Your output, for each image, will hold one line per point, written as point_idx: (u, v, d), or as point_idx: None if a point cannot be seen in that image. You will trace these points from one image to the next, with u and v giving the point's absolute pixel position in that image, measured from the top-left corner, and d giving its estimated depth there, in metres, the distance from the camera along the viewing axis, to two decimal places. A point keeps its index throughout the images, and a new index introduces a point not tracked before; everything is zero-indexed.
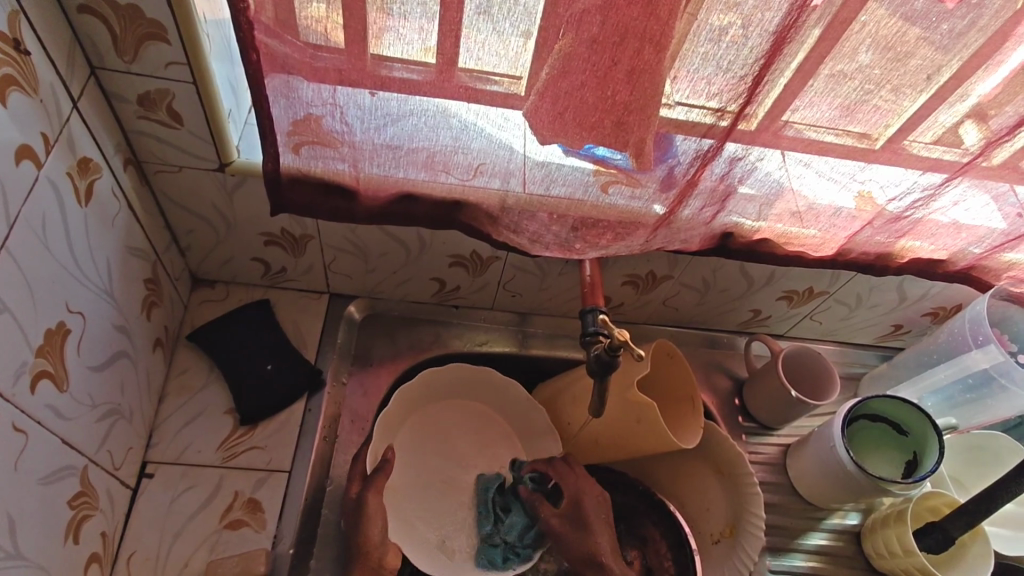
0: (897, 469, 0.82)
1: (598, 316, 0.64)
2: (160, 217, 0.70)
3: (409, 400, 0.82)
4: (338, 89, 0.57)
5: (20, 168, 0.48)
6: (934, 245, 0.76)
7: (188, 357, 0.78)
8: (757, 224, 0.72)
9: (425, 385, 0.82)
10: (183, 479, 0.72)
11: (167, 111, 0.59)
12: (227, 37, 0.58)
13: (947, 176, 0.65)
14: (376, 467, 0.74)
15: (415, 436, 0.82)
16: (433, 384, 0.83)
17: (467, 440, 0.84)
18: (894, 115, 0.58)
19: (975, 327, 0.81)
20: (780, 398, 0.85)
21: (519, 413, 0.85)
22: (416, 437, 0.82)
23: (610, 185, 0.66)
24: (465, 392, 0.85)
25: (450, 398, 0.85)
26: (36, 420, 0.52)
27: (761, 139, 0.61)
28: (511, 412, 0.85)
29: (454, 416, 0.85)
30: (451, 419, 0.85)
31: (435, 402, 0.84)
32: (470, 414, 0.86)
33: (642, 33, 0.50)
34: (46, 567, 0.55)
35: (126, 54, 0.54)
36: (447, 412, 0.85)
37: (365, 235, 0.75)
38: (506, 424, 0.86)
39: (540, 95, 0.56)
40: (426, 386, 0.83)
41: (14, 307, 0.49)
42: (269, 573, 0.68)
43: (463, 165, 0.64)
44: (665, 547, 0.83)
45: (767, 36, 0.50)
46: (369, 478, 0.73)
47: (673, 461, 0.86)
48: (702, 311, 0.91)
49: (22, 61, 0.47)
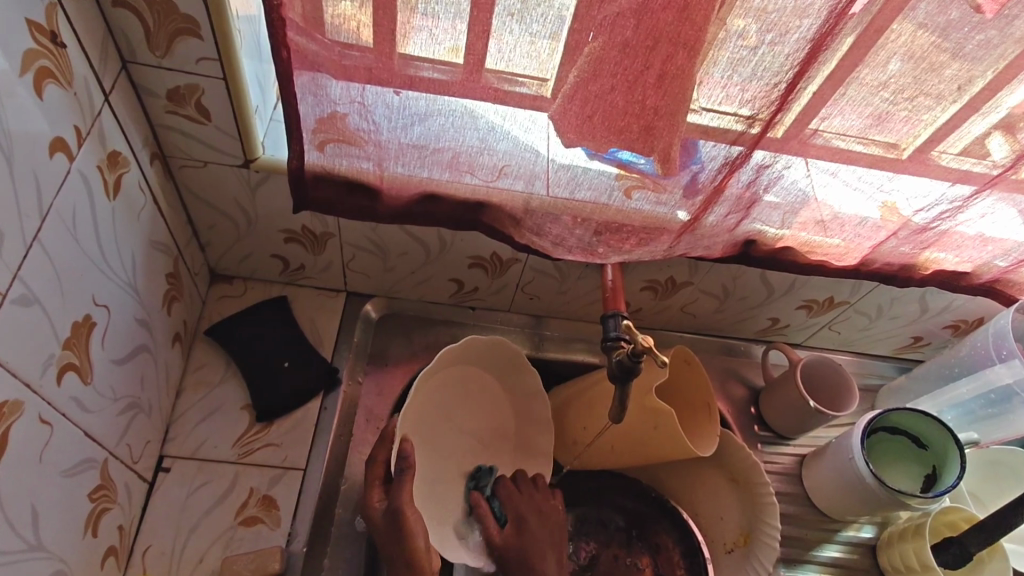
0: (917, 483, 0.82)
1: (620, 322, 0.64)
2: (182, 212, 0.71)
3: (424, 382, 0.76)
4: (366, 87, 0.57)
5: (54, 160, 0.48)
6: (959, 257, 0.75)
7: (206, 352, 0.78)
8: (781, 232, 0.72)
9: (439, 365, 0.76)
10: (199, 474, 0.72)
11: (196, 105, 0.59)
12: (257, 33, 0.58)
13: (976, 188, 0.64)
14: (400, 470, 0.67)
15: (420, 416, 0.77)
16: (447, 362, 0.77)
17: (464, 404, 0.81)
18: (923, 125, 0.57)
19: (999, 341, 0.80)
20: (797, 408, 0.84)
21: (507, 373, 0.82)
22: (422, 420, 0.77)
23: (634, 190, 0.65)
24: (449, 368, 0.79)
25: (454, 365, 0.80)
26: (61, 413, 0.52)
27: (790, 147, 0.60)
28: (502, 367, 0.82)
29: (446, 385, 0.80)
30: (444, 391, 0.80)
31: (435, 378, 0.79)
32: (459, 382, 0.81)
33: (675, 37, 0.50)
34: (66, 561, 0.55)
35: (157, 49, 0.54)
36: (443, 381, 0.80)
37: (386, 234, 0.75)
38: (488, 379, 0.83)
39: (568, 98, 0.56)
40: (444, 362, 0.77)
41: (44, 300, 0.49)
42: (284, 570, 0.68)
43: (487, 166, 0.64)
44: (678, 555, 0.83)
45: (803, 43, 0.50)
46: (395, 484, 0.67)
47: (688, 469, 0.86)
48: (720, 319, 0.90)
49: (58, 54, 0.47)
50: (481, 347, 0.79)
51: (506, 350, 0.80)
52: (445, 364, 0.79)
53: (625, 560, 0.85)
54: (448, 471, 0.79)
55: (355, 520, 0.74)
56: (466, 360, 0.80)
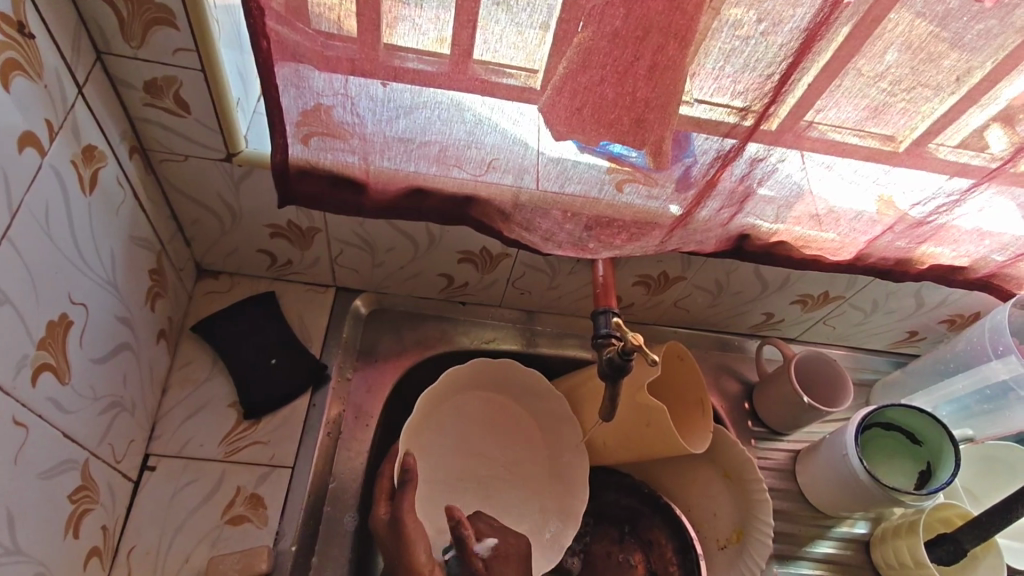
0: (911, 479, 0.81)
1: (610, 319, 0.63)
2: (165, 207, 0.69)
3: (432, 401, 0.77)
4: (350, 80, 0.55)
5: (23, 156, 0.47)
6: (955, 252, 0.74)
7: (192, 349, 0.77)
8: (775, 226, 0.71)
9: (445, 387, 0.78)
10: (185, 472, 0.70)
11: (174, 98, 0.58)
12: (236, 23, 0.57)
13: (974, 182, 0.63)
14: (402, 481, 0.69)
15: (434, 437, 0.79)
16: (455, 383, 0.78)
17: (484, 427, 0.81)
18: (920, 118, 0.56)
19: (996, 336, 0.79)
20: (791, 404, 0.83)
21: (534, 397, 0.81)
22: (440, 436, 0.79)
23: (625, 184, 0.64)
24: (455, 394, 0.80)
25: (468, 389, 0.81)
26: (37, 414, 0.51)
27: (784, 139, 0.59)
28: (525, 391, 0.81)
29: (456, 411, 0.81)
30: (465, 414, 0.81)
31: (443, 404, 0.79)
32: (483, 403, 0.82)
33: (666, 27, 0.48)
34: (46, 564, 0.54)
35: (132, 39, 0.52)
36: (452, 407, 0.80)
37: (374, 229, 0.74)
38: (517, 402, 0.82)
39: (557, 90, 0.54)
40: (451, 382, 0.78)
41: (15, 299, 0.47)
42: (271, 570, 0.67)
43: (475, 160, 0.63)
44: (671, 551, 0.82)
45: (797, 33, 0.49)
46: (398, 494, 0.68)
47: (679, 464, 0.85)
48: (714, 313, 0.89)
49: (26, 45, 0.45)
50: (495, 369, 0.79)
51: (519, 372, 0.80)
52: (449, 392, 0.79)
53: (617, 557, 0.86)
54: (467, 490, 0.79)
55: (344, 519, 0.73)
56: (483, 384, 0.81)
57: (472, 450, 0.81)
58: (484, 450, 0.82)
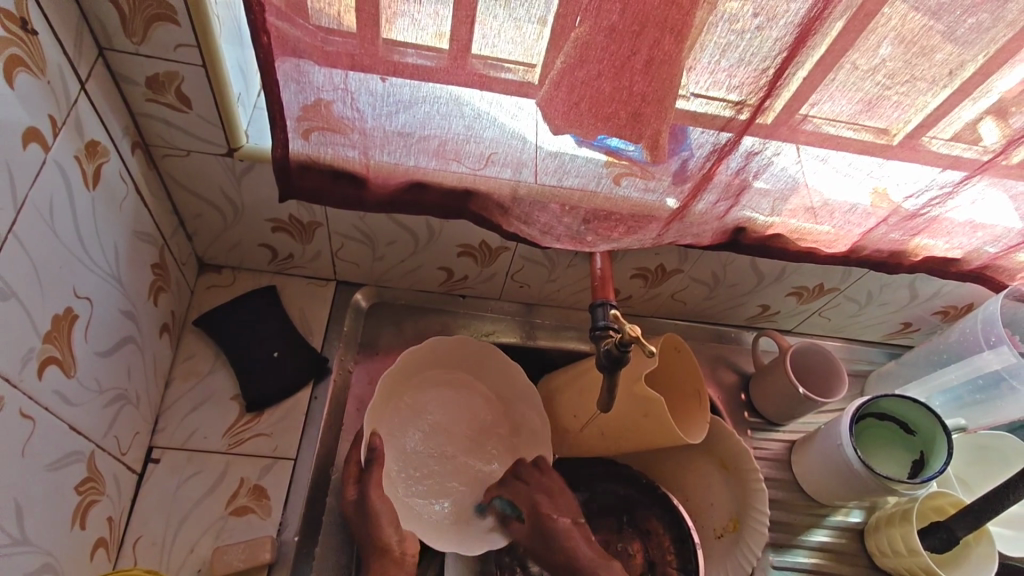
0: (903, 469, 0.82)
1: (608, 311, 0.64)
2: (167, 201, 0.70)
3: (396, 379, 0.80)
4: (350, 74, 0.56)
5: (28, 151, 0.47)
6: (949, 244, 0.75)
7: (195, 342, 0.78)
8: (771, 219, 0.72)
9: (406, 366, 0.81)
10: (189, 464, 0.71)
11: (176, 93, 0.58)
12: (237, 19, 0.57)
13: (967, 174, 0.64)
14: (368, 461, 0.71)
15: (402, 414, 0.82)
16: (413, 362, 0.81)
17: (445, 405, 0.84)
18: (913, 111, 0.57)
19: (988, 327, 0.80)
20: (787, 394, 0.84)
21: (485, 368, 0.85)
22: (405, 413, 0.82)
23: (622, 177, 0.65)
24: (451, 361, 0.84)
25: (430, 368, 0.84)
26: (43, 406, 0.52)
27: (779, 133, 0.60)
28: (476, 364, 0.85)
29: (439, 385, 0.85)
30: (429, 393, 0.84)
31: (428, 371, 0.84)
32: (443, 379, 0.85)
33: (662, 22, 0.49)
34: (53, 553, 0.55)
35: (134, 35, 0.53)
36: (433, 382, 0.84)
37: (373, 223, 0.74)
38: (472, 377, 0.86)
39: (555, 85, 0.55)
40: (412, 360, 0.81)
41: (21, 293, 0.48)
42: (275, 560, 0.68)
43: (474, 154, 0.63)
44: (669, 541, 0.83)
45: (792, 27, 0.49)
46: (363, 477, 0.70)
47: (678, 455, 0.87)
48: (711, 305, 0.90)
49: (29, 41, 0.46)
50: (452, 346, 0.83)
51: (477, 348, 0.84)
52: (443, 357, 0.84)
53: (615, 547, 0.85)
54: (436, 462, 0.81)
55: None
56: (441, 363, 0.84)
57: (437, 425, 0.83)
58: (446, 423, 0.84)
